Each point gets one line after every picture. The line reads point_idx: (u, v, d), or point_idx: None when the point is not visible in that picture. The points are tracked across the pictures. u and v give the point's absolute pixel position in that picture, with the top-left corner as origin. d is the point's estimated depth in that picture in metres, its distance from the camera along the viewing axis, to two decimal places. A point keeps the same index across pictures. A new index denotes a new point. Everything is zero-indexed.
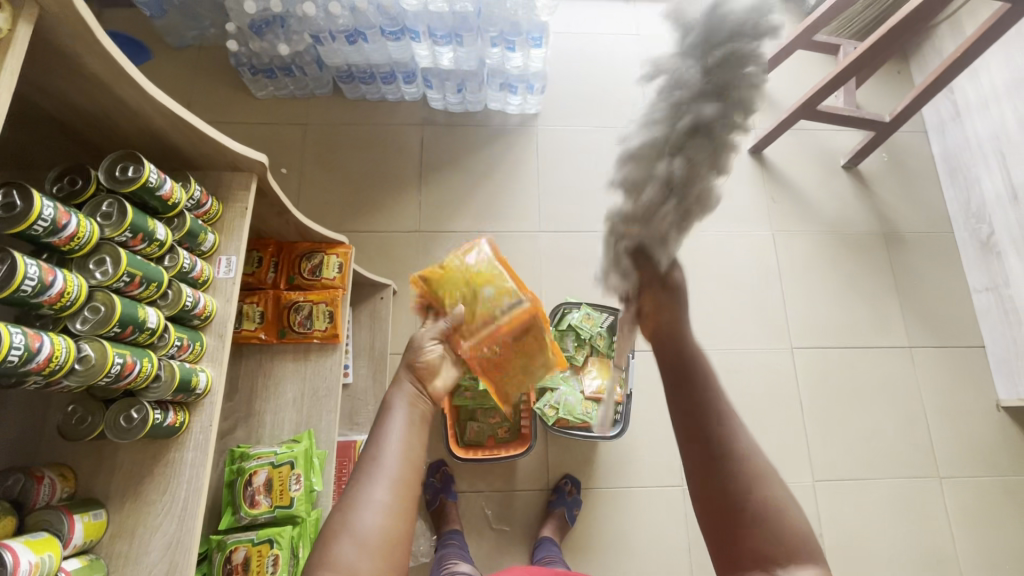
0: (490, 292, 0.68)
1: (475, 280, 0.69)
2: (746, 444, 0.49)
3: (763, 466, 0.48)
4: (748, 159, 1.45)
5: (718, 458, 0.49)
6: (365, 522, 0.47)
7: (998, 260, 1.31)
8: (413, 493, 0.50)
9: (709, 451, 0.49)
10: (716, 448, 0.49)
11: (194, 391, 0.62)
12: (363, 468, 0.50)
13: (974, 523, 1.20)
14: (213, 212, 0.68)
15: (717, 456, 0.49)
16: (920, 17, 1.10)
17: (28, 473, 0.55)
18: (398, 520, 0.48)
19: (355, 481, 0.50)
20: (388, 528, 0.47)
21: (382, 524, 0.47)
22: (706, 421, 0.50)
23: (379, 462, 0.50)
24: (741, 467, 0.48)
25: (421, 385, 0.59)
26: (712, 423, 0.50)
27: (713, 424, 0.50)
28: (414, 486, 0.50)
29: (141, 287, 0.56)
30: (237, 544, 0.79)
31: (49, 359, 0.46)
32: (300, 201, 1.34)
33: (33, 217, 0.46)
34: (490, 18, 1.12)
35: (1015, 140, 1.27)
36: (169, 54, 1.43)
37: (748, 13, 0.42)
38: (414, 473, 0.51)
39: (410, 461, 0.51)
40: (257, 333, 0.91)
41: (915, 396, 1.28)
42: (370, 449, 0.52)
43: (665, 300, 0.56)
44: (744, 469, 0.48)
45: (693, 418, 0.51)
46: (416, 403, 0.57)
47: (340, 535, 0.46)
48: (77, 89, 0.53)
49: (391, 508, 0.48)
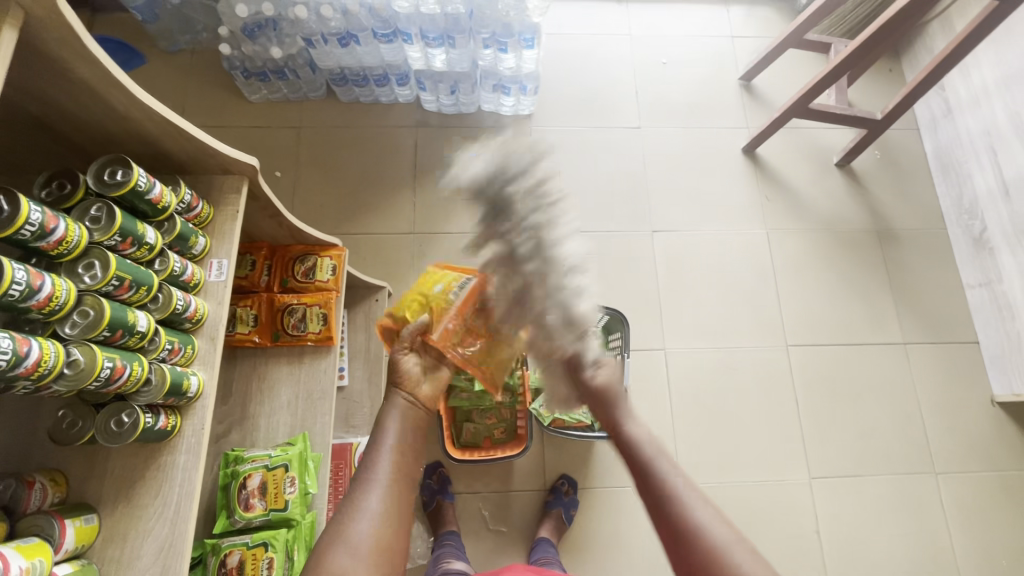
0: (440, 286, 0.72)
1: (424, 288, 0.74)
2: (702, 519, 0.48)
3: (723, 537, 0.47)
4: (741, 158, 1.46)
5: (679, 537, 0.49)
6: (360, 530, 0.48)
7: (991, 256, 1.31)
8: (406, 504, 0.52)
9: (669, 532, 0.49)
10: (675, 529, 0.49)
11: (186, 394, 0.62)
12: (356, 481, 0.52)
13: (970, 518, 1.21)
14: (203, 215, 0.68)
15: (679, 537, 0.48)
16: (909, 14, 1.10)
17: (20, 480, 0.55)
18: (391, 527, 0.49)
19: (349, 493, 0.51)
20: (381, 535, 0.49)
21: (375, 532, 0.48)
22: (661, 504, 0.51)
23: (372, 474, 0.52)
24: (700, 541, 0.47)
25: (411, 395, 0.61)
26: (665, 505, 0.50)
27: (667, 506, 0.50)
28: (405, 496, 0.52)
29: (131, 291, 0.56)
30: (231, 548, 0.79)
31: (38, 363, 0.46)
32: (294, 204, 1.34)
33: (20, 221, 0.46)
34: (482, 20, 1.12)
35: (1006, 137, 1.27)
36: (162, 58, 1.43)
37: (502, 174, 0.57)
38: (406, 484, 0.53)
39: (401, 474, 0.53)
40: (251, 337, 0.91)
41: (910, 392, 1.29)
42: (363, 462, 0.53)
43: (603, 404, 0.60)
44: (703, 543, 0.47)
45: (653, 504, 0.52)
46: (408, 416, 0.58)
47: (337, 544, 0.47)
48: (64, 93, 0.53)
49: (383, 515, 0.50)
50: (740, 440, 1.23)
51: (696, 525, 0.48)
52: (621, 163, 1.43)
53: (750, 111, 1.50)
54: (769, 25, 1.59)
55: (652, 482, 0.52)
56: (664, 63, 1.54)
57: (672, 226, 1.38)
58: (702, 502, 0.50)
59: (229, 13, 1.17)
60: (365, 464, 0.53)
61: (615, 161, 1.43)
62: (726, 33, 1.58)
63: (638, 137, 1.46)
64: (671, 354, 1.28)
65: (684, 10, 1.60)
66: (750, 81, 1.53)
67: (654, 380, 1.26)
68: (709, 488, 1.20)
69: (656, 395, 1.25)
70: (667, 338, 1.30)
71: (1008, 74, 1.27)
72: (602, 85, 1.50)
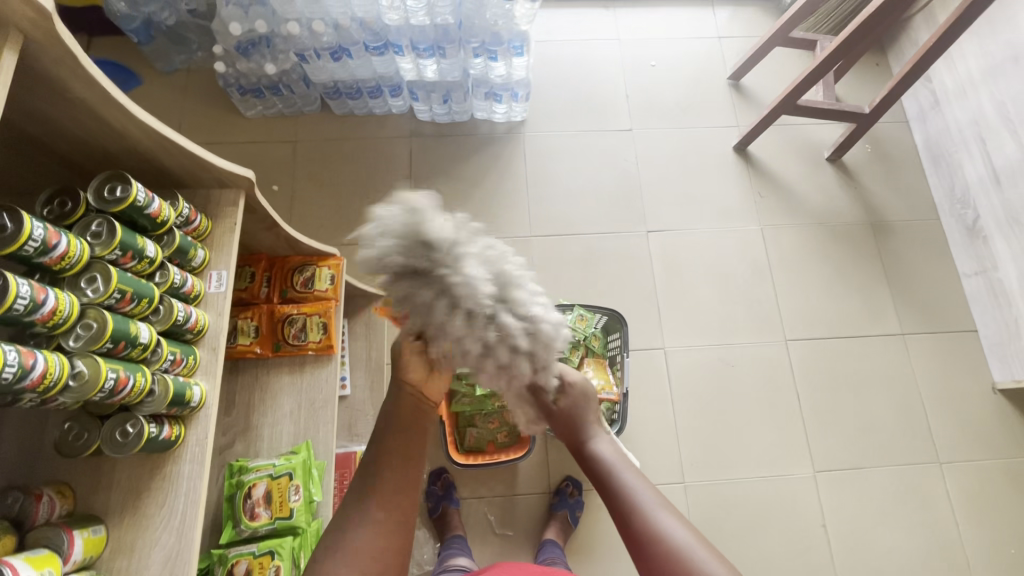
0: None
1: None
2: (668, 527, 0.53)
3: (683, 543, 0.52)
4: (733, 155, 1.47)
5: (644, 544, 0.53)
6: (359, 539, 0.50)
7: (985, 243, 1.32)
8: (406, 513, 0.53)
9: (635, 541, 0.54)
10: (640, 537, 0.54)
11: (189, 404, 0.63)
12: (354, 491, 0.53)
13: (977, 507, 1.21)
14: (202, 228, 0.69)
15: (643, 545, 0.53)
16: (890, 10, 1.12)
17: (28, 492, 0.56)
18: (389, 537, 0.51)
19: (351, 499, 0.53)
20: (379, 544, 0.50)
21: (373, 542, 0.50)
22: (627, 515, 0.55)
23: (376, 482, 0.53)
24: (662, 545, 0.52)
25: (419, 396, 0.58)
26: (632, 517, 0.55)
27: (633, 517, 0.55)
28: (408, 503, 0.54)
29: (133, 304, 0.57)
30: (238, 558, 0.80)
31: (44, 376, 0.47)
32: (292, 217, 1.36)
33: (24, 238, 0.47)
34: (471, 30, 1.14)
35: (994, 125, 1.29)
36: (158, 78, 1.45)
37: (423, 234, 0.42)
38: (409, 490, 0.54)
39: (403, 482, 0.54)
40: (252, 348, 0.93)
41: (911, 382, 1.29)
42: (365, 467, 0.54)
43: (567, 424, 0.62)
44: (666, 546, 0.52)
45: (620, 516, 0.56)
46: (414, 416, 0.58)
47: (334, 552, 0.49)
48: (63, 112, 0.55)
49: (384, 527, 0.51)
50: (742, 436, 1.24)
51: (659, 532, 0.53)
52: (615, 166, 1.44)
53: (740, 110, 1.52)
54: (756, 24, 1.61)
55: (620, 498, 0.57)
56: (653, 65, 1.56)
57: (667, 225, 1.39)
58: (663, 511, 0.55)
59: (223, 31, 1.19)
60: (367, 472, 0.54)
61: (608, 163, 1.44)
62: (713, 34, 1.60)
63: (630, 139, 1.47)
64: (671, 353, 1.29)
65: (669, 13, 1.62)
66: (738, 81, 1.55)
67: (654, 378, 1.27)
68: (714, 485, 1.20)
69: (657, 394, 1.26)
70: (666, 337, 1.30)
71: (993, 64, 1.29)
72: (592, 89, 1.52)
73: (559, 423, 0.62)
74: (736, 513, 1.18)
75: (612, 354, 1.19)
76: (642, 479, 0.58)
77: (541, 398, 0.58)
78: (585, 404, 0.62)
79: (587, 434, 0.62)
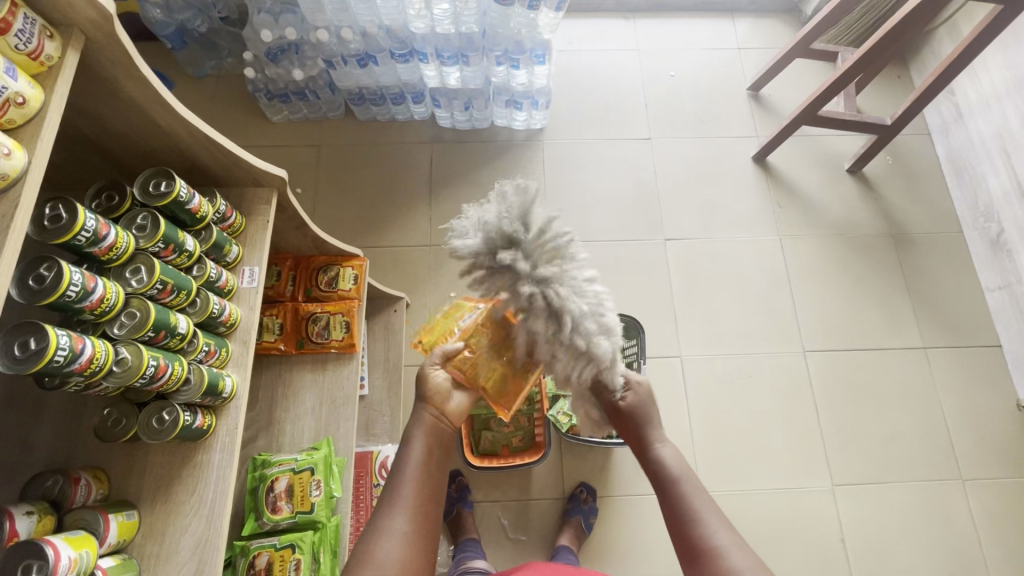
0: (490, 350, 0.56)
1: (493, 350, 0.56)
2: (724, 544, 0.54)
3: (739, 564, 0.52)
4: (752, 165, 1.48)
5: (698, 558, 0.54)
6: (386, 552, 0.49)
7: (1009, 257, 1.30)
8: (430, 525, 0.53)
9: (690, 551, 0.55)
10: (693, 545, 0.55)
11: (221, 395, 0.65)
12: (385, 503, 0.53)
13: (999, 526, 1.19)
14: (237, 225, 0.71)
15: (699, 556, 0.54)
16: (911, 24, 1.13)
17: (66, 475, 0.58)
18: (415, 549, 0.51)
19: (377, 512, 0.53)
20: (405, 557, 0.50)
21: (398, 553, 0.50)
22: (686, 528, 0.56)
23: (399, 495, 0.53)
24: (718, 560, 0.53)
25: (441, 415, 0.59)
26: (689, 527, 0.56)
27: (690, 524, 0.56)
28: (431, 518, 0.53)
29: (173, 295, 0.60)
30: (260, 550, 0.81)
31: (91, 360, 0.49)
32: (315, 219, 1.38)
33: (77, 228, 0.49)
34: (495, 38, 1.16)
35: (1017, 138, 1.27)
36: (190, 83, 1.49)
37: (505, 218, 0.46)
38: (429, 503, 0.54)
39: (425, 495, 0.54)
40: (276, 344, 0.95)
41: (932, 397, 1.28)
42: (394, 479, 0.55)
43: (637, 423, 0.62)
44: (722, 562, 0.52)
45: (675, 517, 0.58)
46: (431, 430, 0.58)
47: (363, 563, 0.49)
48: (112, 111, 0.57)
49: (408, 537, 0.51)
50: (760, 447, 1.23)
51: (716, 548, 0.54)
52: (634, 174, 1.45)
53: (759, 120, 1.52)
54: (776, 35, 1.62)
55: (680, 506, 0.58)
56: (673, 75, 1.57)
57: (686, 234, 1.40)
58: (725, 530, 0.55)
59: (254, 38, 1.23)
60: (398, 477, 0.55)
61: (628, 172, 1.46)
62: (733, 45, 1.61)
63: (649, 148, 1.48)
64: (688, 361, 1.29)
65: (690, 24, 1.64)
66: (758, 91, 1.56)
67: (671, 386, 1.27)
68: (730, 495, 1.20)
69: (673, 402, 1.26)
70: (684, 344, 1.31)
71: (1017, 77, 1.27)
72: (612, 99, 1.53)
73: (629, 427, 0.63)
74: (752, 524, 1.18)
75: (629, 360, 1.18)
76: (703, 493, 0.59)
77: (608, 395, 0.60)
78: (651, 406, 0.63)
79: (653, 439, 0.63)
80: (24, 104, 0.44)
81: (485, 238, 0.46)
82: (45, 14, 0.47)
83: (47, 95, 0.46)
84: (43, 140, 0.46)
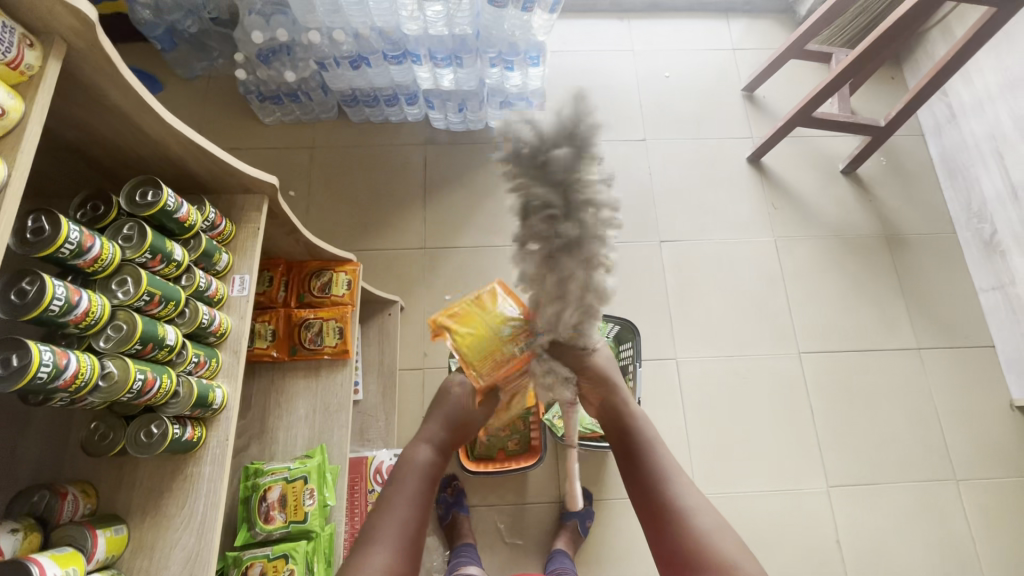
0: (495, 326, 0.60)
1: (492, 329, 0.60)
2: (692, 503, 0.58)
3: (705, 522, 0.56)
4: (746, 167, 1.47)
5: (666, 518, 0.57)
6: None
7: (1002, 259, 1.30)
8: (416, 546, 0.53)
9: (659, 512, 0.58)
10: (661, 508, 0.58)
11: (211, 406, 0.64)
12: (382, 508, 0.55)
13: (993, 524, 1.19)
14: (226, 232, 0.70)
15: (668, 516, 0.57)
16: (906, 26, 1.12)
17: (53, 490, 0.57)
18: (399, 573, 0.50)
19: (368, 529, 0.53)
20: None
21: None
22: (653, 490, 0.59)
23: (389, 515, 0.54)
24: (687, 520, 0.56)
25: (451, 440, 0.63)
26: (656, 490, 0.59)
27: (658, 494, 0.59)
28: (418, 540, 0.54)
29: (160, 306, 0.59)
30: (253, 560, 0.80)
31: (76, 376, 0.48)
32: (308, 221, 1.37)
33: (60, 241, 0.48)
34: (489, 40, 1.15)
35: (1011, 140, 1.27)
36: (180, 84, 1.47)
37: (578, 123, 0.46)
38: (418, 523, 0.54)
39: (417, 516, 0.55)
40: (269, 351, 0.94)
41: (926, 396, 1.28)
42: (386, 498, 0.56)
43: (603, 387, 0.65)
44: (688, 520, 0.56)
45: (644, 490, 0.60)
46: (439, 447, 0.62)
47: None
48: (98, 119, 0.56)
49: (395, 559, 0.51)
50: (755, 448, 1.23)
51: (684, 509, 0.57)
52: (629, 175, 1.45)
53: (754, 121, 1.52)
54: (771, 36, 1.62)
55: (646, 470, 0.61)
56: (667, 76, 1.56)
57: (681, 236, 1.40)
58: (688, 488, 0.60)
59: (245, 40, 1.22)
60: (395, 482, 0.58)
61: (623, 174, 1.45)
62: (728, 45, 1.61)
63: (645, 150, 1.48)
64: (684, 363, 1.29)
65: (683, 24, 1.64)
66: (752, 92, 1.55)
67: (667, 390, 1.27)
68: (726, 498, 1.19)
69: (669, 404, 1.25)
70: (679, 347, 1.30)
71: (1010, 78, 1.27)
72: (606, 99, 1.52)
73: (597, 389, 0.65)
74: (748, 525, 1.17)
75: (623, 364, 1.17)
76: (668, 456, 0.63)
77: (572, 353, 0.60)
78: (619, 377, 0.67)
79: (624, 406, 0.66)
80: (3, 116, 0.43)
81: (531, 140, 0.46)
82: (24, 22, 0.46)
83: (28, 107, 0.45)
84: (23, 152, 0.44)
